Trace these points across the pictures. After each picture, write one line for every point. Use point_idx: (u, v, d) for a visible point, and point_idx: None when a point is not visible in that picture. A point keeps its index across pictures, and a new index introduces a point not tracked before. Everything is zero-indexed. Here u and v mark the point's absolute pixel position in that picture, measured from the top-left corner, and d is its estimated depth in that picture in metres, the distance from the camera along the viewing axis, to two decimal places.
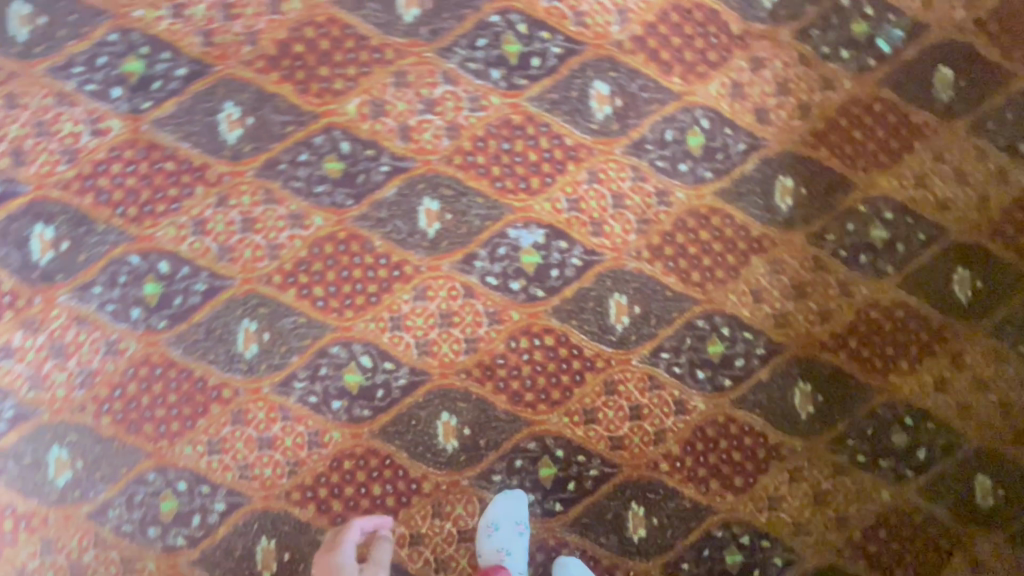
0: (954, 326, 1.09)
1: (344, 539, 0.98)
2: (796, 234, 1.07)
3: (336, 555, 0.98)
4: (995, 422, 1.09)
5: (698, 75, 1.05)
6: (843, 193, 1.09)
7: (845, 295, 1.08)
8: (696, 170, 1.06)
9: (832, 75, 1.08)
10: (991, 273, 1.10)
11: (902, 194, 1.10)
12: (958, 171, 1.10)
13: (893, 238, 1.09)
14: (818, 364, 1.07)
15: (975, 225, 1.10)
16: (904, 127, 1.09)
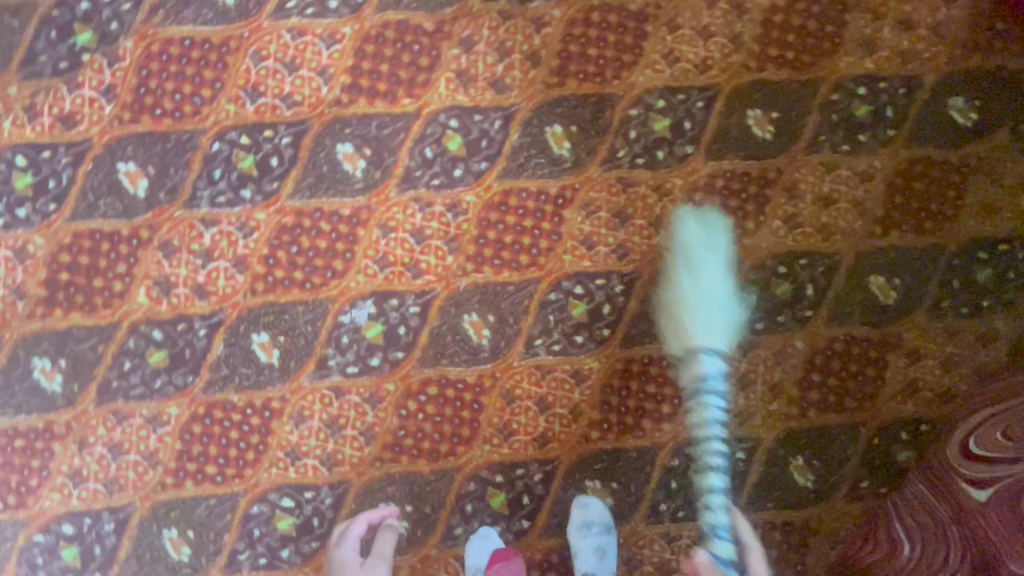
0: (774, 164, 1.09)
1: (349, 533, 1.00)
2: (590, 170, 1.08)
3: (340, 549, 0.99)
4: (858, 225, 1.09)
5: (421, 86, 1.06)
6: (610, 109, 1.08)
7: (663, 196, 1.08)
8: (471, 168, 1.07)
9: (539, 13, 1.07)
10: (781, 98, 1.09)
11: (663, 77, 1.08)
12: (700, 28, 1.08)
13: (678, 120, 1.08)
14: (675, 269, 1.08)
15: (742, 65, 1.09)
16: (629, 17, 1.08)
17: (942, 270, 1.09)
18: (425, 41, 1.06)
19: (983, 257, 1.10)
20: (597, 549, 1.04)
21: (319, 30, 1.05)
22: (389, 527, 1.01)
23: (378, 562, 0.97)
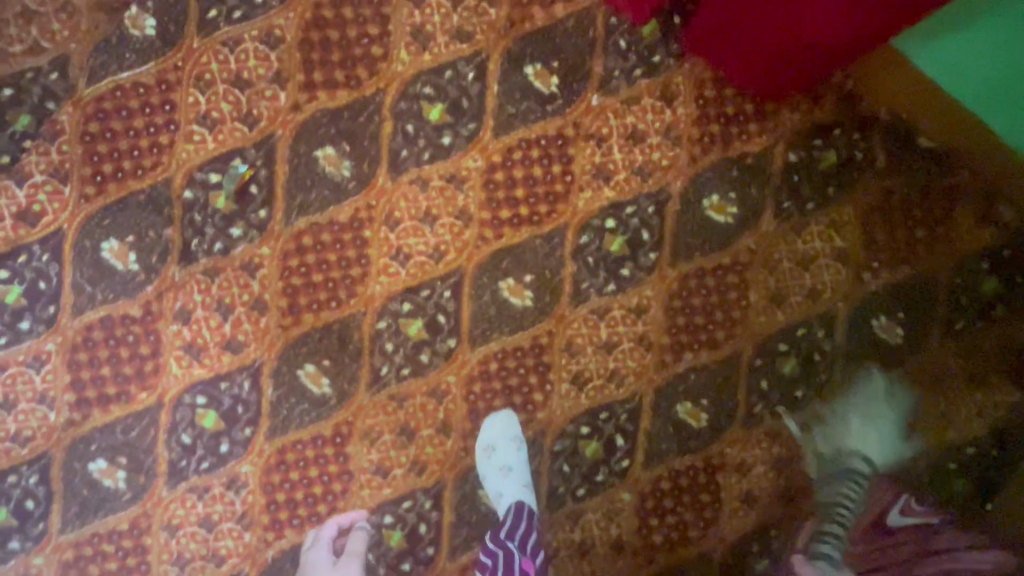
0: (545, 327, 1.02)
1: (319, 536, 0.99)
2: (359, 397, 1.01)
3: (312, 551, 0.98)
4: (648, 360, 1.03)
5: (152, 376, 0.98)
6: (357, 328, 1.00)
7: (443, 398, 1.02)
8: (237, 438, 1.00)
9: (246, 257, 0.98)
10: (530, 258, 1.01)
11: (400, 278, 1.00)
12: (421, 214, 0.99)
13: (431, 316, 1.01)
14: (477, 468, 1.03)
15: (478, 238, 1.00)
16: (343, 229, 0.99)
17: (746, 374, 1.04)
18: (138, 328, 0.97)
19: (784, 347, 1.04)
20: (499, 469, 1.00)
21: (21, 357, 0.96)
22: (360, 528, 1.00)
23: (350, 560, 0.95)
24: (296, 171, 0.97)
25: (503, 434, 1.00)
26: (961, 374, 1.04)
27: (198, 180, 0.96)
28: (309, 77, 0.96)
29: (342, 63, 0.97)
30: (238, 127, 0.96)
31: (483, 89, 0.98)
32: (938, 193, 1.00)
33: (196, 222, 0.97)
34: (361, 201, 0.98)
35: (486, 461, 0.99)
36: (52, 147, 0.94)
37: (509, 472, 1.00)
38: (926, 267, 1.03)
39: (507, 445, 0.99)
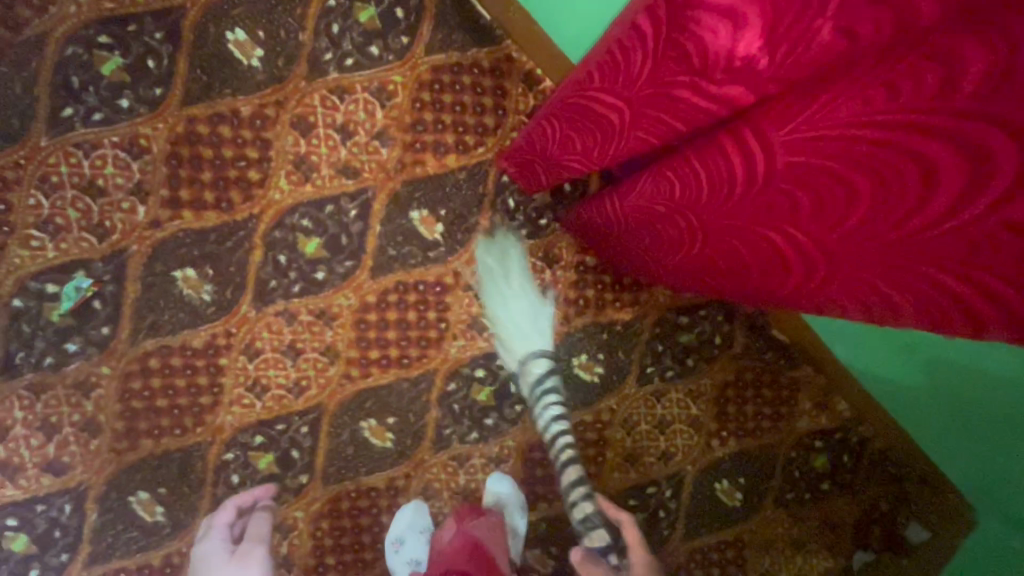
0: (402, 469, 1.01)
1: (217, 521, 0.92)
2: (194, 529, 0.96)
3: (209, 539, 0.90)
4: None
5: None
6: (201, 457, 0.95)
7: (287, 533, 0.98)
8: (49, 564, 0.92)
9: (81, 375, 0.90)
10: (396, 400, 1.00)
11: (255, 409, 0.96)
12: (284, 346, 0.95)
13: (285, 450, 0.97)
14: None
15: (343, 375, 0.98)
16: (196, 354, 0.93)
17: None
18: None
19: (632, 503, 1.09)
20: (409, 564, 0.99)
21: None
22: (263, 507, 0.93)
23: (254, 542, 0.88)
24: (149, 289, 0.91)
25: (410, 527, 0.99)
26: (786, 538, 1.14)
27: (31, 287, 0.87)
28: (174, 193, 0.90)
29: (213, 183, 0.91)
30: (86, 236, 0.88)
31: (365, 228, 0.96)
32: (784, 376, 1.10)
33: (24, 333, 0.88)
34: (220, 327, 0.93)
35: (394, 555, 0.98)
36: None
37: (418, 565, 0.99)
38: (767, 439, 1.12)
39: (415, 538, 0.99)
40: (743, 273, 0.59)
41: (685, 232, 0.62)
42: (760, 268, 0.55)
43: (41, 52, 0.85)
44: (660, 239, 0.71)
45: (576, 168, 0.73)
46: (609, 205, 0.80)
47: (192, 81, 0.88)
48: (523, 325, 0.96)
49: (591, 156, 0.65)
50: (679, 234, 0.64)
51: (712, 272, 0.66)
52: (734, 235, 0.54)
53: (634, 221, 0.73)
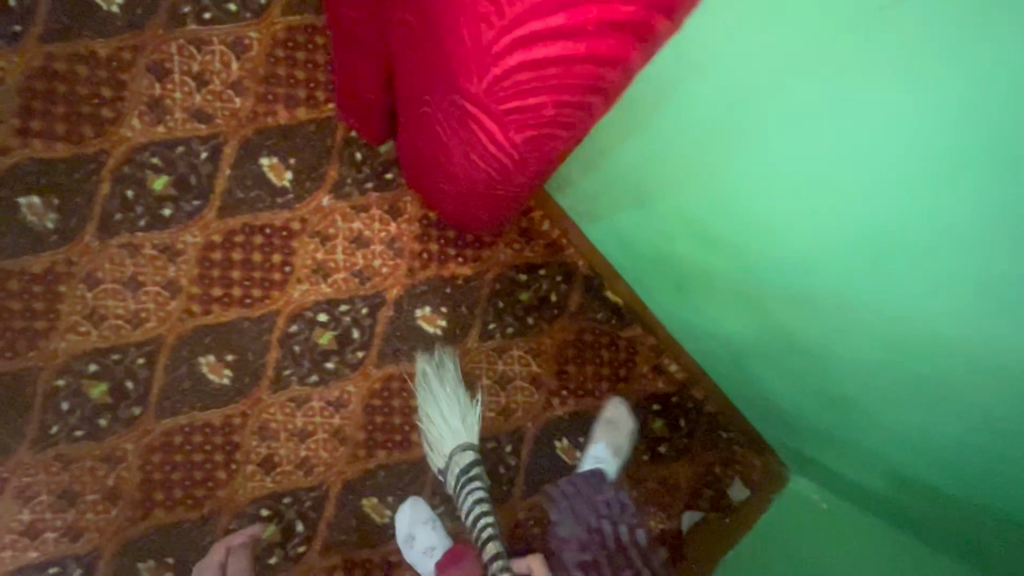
0: (239, 407, 1.04)
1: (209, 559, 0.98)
2: (19, 454, 0.97)
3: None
4: (340, 452, 1.08)
5: None
6: (31, 383, 0.97)
7: (116, 464, 1.00)
8: None
9: None
10: (236, 338, 1.03)
11: (91, 338, 0.99)
12: (125, 278, 1.00)
13: (119, 381, 1.00)
14: (140, 539, 1.01)
15: (184, 311, 1.01)
16: (34, 280, 0.96)
17: (432, 478, 1.11)
18: None
19: None
20: (427, 552, 1.05)
21: None
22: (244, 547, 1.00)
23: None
24: None
25: (416, 518, 1.07)
26: (628, 501, 1.16)
27: None
28: (25, 124, 0.95)
29: (65, 117, 0.96)
30: None
31: (213, 170, 1.01)
32: (620, 337, 1.16)
33: None
34: (61, 255, 0.97)
35: (410, 548, 1.06)
36: None
37: (434, 550, 1.05)
38: (607, 401, 1.17)
39: (423, 527, 1.06)
40: (452, 144, 0.58)
41: (418, 144, 0.73)
42: (447, 119, 0.54)
43: None
44: (425, 155, 0.72)
45: (374, 100, 0.82)
46: (405, 145, 0.83)
47: (52, 21, 0.95)
48: (444, 422, 1.01)
49: (365, 79, 0.78)
50: (421, 152, 0.74)
51: (454, 191, 0.73)
52: (420, 126, 0.65)
53: (412, 153, 0.81)
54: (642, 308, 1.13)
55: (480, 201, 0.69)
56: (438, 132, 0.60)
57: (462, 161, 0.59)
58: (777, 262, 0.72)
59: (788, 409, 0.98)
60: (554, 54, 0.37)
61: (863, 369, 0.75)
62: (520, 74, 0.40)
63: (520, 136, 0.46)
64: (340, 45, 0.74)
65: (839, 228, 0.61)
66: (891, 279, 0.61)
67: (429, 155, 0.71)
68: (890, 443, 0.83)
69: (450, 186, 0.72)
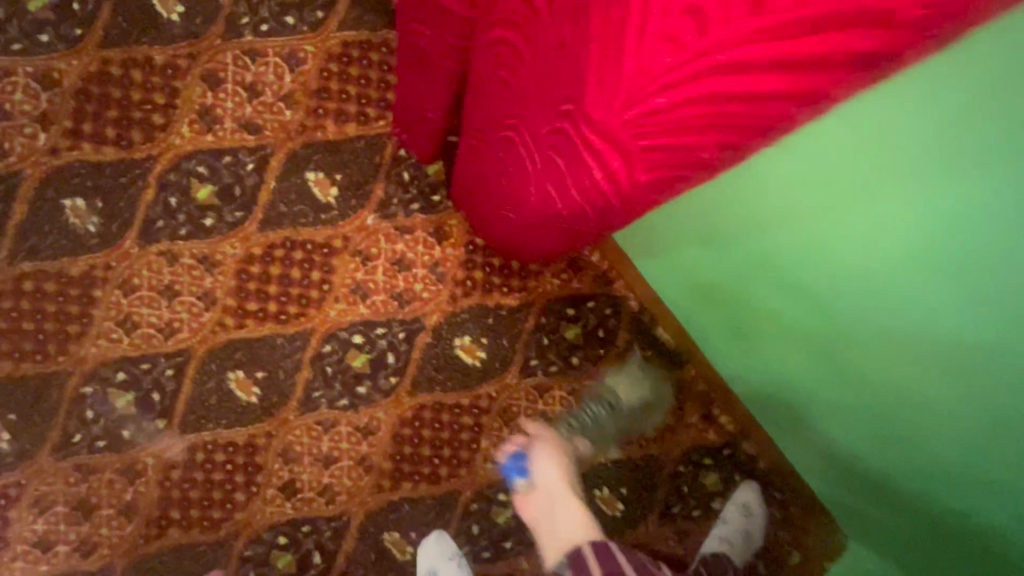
0: (264, 427, 1.00)
1: None
2: (39, 461, 0.94)
3: None
4: (364, 481, 1.03)
5: None
6: (57, 389, 0.94)
7: (135, 479, 0.97)
8: None
9: None
10: (267, 355, 1.00)
11: (121, 346, 0.96)
12: (161, 287, 0.97)
13: (145, 392, 0.97)
14: (153, 559, 0.97)
15: (217, 324, 0.99)
16: (70, 283, 0.95)
17: (458, 516, 1.05)
18: None
19: (503, 498, 1.07)
20: None
21: None
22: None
23: None
24: (37, 212, 0.94)
25: (439, 554, 1.00)
26: (669, 557, 1.09)
27: None
28: (77, 126, 0.94)
29: (117, 121, 0.96)
30: None
31: (259, 182, 0.99)
32: (667, 381, 1.10)
33: None
34: (99, 259, 0.95)
35: None
36: None
37: None
38: (651, 449, 1.10)
39: (446, 563, 0.99)
40: (533, 169, 0.54)
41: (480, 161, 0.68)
42: (538, 156, 0.51)
43: None
44: (491, 182, 0.69)
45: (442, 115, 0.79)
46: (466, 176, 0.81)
47: (113, 27, 0.95)
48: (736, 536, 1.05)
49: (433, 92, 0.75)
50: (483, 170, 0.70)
51: (512, 213, 0.69)
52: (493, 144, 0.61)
53: (469, 172, 0.77)
54: (696, 354, 1.07)
55: (540, 226, 0.65)
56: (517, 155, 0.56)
57: (539, 188, 0.55)
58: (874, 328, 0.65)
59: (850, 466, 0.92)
60: (733, 92, 0.32)
61: (899, 423, 0.74)
62: (666, 119, 0.36)
63: (647, 176, 0.42)
64: (418, 68, 0.73)
65: (944, 308, 0.55)
66: (928, 345, 0.60)
67: (493, 173, 0.66)
68: (921, 501, 0.82)
69: (513, 208, 0.67)
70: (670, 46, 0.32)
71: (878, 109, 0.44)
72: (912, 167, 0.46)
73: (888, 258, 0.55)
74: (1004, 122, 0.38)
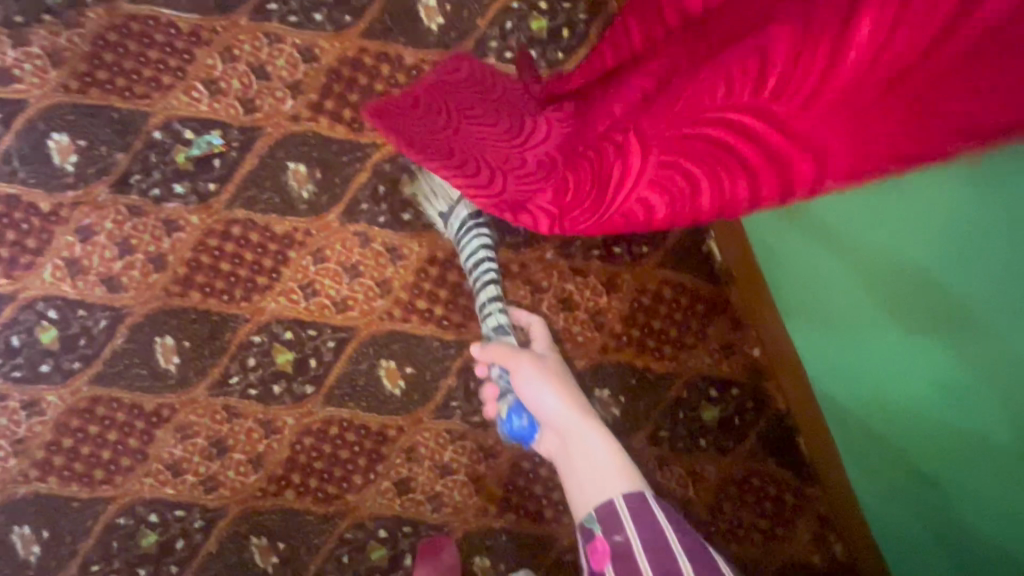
0: (397, 420, 1.03)
1: None
2: (195, 391, 1.00)
3: None
4: (472, 501, 1.04)
5: (23, 267, 0.97)
6: (230, 330, 1.00)
7: (271, 433, 1.01)
8: (62, 365, 0.98)
9: (174, 216, 0.99)
10: (421, 354, 1.03)
11: (296, 308, 1.01)
12: (347, 264, 1.02)
13: (304, 357, 1.02)
14: (263, 513, 1.01)
15: (385, 311, 1.03)
16: (271, 238, 1.01)
17: (549, 563, 1.05)
18: (37, 222, 0.97)
19: None
20: None
21: None
22: None
23: None
24: (264, 167, 1.01)
25: None
26: None
27: (173, 127, 0.99)
28: (321, 101, 1.02)
29: (355, 105, 1.02)
30: (236, 104, 1.00)
31: None
32: (785, 492, 1.08)
33: (149, 161, 0.99)
34: (303, 224, 1.01)
35: None
36: (63, 32, 0.97)
37: None
38: (755, 555, 1.06)
39: None
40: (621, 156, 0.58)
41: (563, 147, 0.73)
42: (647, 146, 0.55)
43: None
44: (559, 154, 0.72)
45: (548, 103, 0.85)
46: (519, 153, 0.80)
47: (378, 20, 1.02)
48: None
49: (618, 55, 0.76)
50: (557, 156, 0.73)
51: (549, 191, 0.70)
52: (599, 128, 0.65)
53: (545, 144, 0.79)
54: (829, 478, 1.05)
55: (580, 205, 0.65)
56: (617, 139, 0.60)
57: (616, 173, 0.59)
58: (923, 358, 0.73)
59: (885, 513, 0.94)
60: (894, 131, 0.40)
61: (881, 437, 0.87)
62: (836, 131, 0.42)
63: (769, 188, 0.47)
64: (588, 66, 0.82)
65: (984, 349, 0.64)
66: (910, 362, 0.75)
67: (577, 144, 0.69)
68: (915, 540, 0.89)
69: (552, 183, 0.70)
70: (842, 83, 0.41)
71: (908, 181, 0.63)
72: (927, 223, 0.64)
73: (884, 270, 0.73)
74: (962, 198, 0.58)
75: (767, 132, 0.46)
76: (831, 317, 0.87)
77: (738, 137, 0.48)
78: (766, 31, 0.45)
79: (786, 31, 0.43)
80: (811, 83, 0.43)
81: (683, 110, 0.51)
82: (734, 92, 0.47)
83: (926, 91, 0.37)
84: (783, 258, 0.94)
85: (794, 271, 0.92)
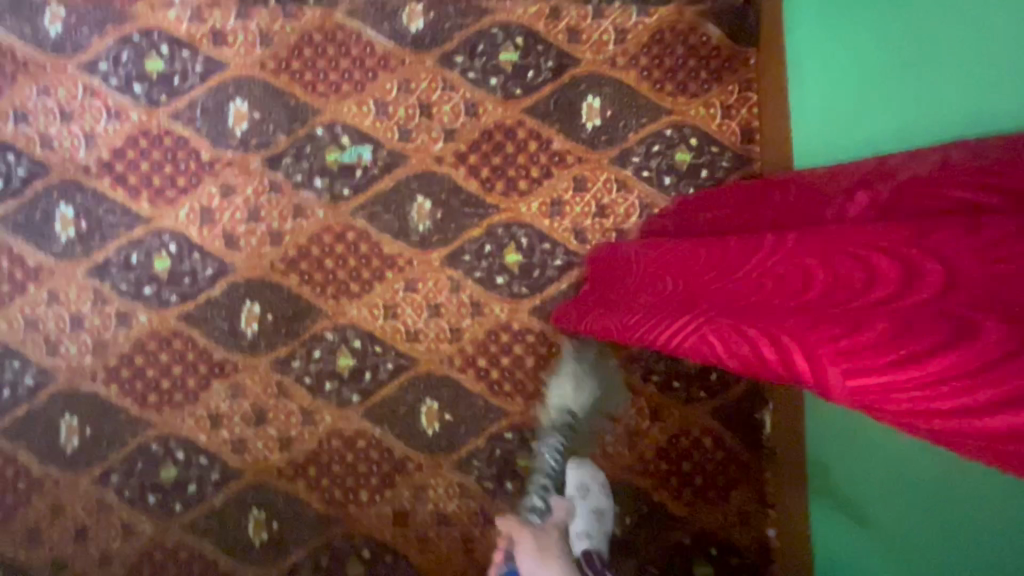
0: (419, 457, 1.08)
1: None
2: (259, 360, 1.08)
3: None
4: (456, 558, 1.07)
5: (166, 200, 1.08)
6: (309, 320, 1.09)
7: (307, 423, 1.08)
8: (161, 294, 1.08)
9: (305, 204, 1.09)
10: (463, 407, 1.09)
11: (373, 323, 1.09)
12: (432, 301, 1.09)
13: (362, 367, 1.09)
14: (271, 491, 1.07)
15: (447, 356, 1.09)
16: (377, 255, 1.09)
17: None
18: (193, 167, 1.09)
19: None
20: None
21: (110, 103, 1.08)
22: None
23: None
24: (396, 191, 1.10)
25: None
26: None
27: (335, 130, 1.09)
28: (466, 153, 1.10)
29: (494, 167, 1.10)
30: (394, 129, 1.10)
31: (555, 279, 1.10)
32: None
33: (304, 151, 1.09)
34: (408, 253, 1.09)
35: None
36: (280, 20, 1.10)
37: None
38: None
39: None
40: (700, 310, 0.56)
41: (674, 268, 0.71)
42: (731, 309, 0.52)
43: (478, 18, 1.11)
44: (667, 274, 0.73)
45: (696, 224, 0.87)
46: (630, 287, 0.83)
47: (543, 103, 1.10)
48: None
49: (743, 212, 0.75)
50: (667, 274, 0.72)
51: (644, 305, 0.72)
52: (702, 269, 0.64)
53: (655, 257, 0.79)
54: None
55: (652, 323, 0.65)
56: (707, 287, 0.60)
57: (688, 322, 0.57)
58: None
59: None
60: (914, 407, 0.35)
61: None
62: (893, 403, 0.37)
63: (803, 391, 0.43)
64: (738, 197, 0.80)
65: None
66: None
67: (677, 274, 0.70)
68: None
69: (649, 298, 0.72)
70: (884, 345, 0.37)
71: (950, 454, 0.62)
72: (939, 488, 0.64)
73: (896, 508, 0.72)
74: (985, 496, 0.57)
75: (809, 358, 0.41)
76: (842, 484, 0.85)
77: (778, 349, 0.43)
78: (876, 269, 0.42)
79: (884, 270, 0.42)
80: (862, 333, 0.38)
81: (762, 303, 0.49)
82: (820, 306, 0.43)
83: (965, 403, 0.33)
84: (825, 441, 0.91)
85: (827, 459, 0.90)
